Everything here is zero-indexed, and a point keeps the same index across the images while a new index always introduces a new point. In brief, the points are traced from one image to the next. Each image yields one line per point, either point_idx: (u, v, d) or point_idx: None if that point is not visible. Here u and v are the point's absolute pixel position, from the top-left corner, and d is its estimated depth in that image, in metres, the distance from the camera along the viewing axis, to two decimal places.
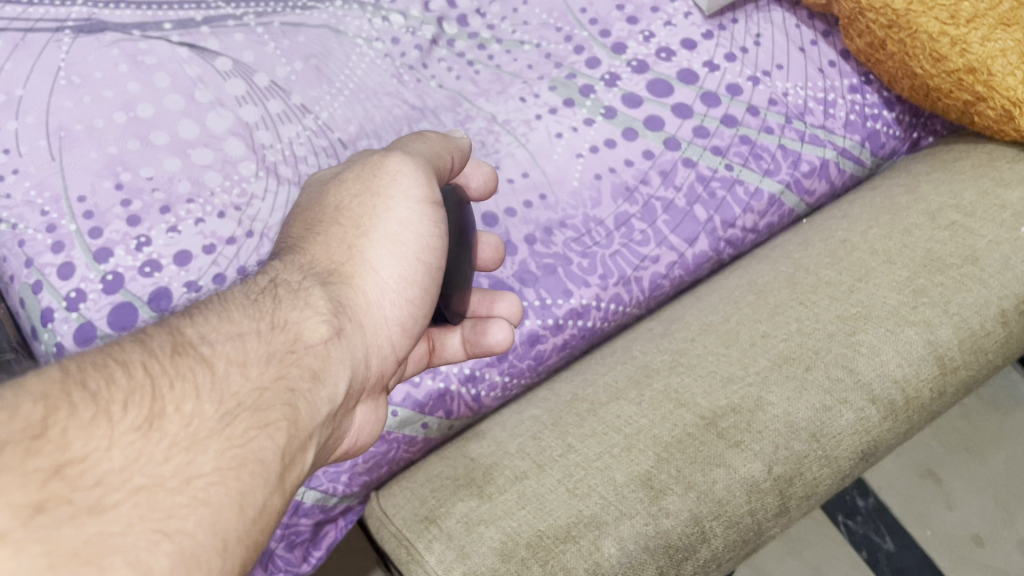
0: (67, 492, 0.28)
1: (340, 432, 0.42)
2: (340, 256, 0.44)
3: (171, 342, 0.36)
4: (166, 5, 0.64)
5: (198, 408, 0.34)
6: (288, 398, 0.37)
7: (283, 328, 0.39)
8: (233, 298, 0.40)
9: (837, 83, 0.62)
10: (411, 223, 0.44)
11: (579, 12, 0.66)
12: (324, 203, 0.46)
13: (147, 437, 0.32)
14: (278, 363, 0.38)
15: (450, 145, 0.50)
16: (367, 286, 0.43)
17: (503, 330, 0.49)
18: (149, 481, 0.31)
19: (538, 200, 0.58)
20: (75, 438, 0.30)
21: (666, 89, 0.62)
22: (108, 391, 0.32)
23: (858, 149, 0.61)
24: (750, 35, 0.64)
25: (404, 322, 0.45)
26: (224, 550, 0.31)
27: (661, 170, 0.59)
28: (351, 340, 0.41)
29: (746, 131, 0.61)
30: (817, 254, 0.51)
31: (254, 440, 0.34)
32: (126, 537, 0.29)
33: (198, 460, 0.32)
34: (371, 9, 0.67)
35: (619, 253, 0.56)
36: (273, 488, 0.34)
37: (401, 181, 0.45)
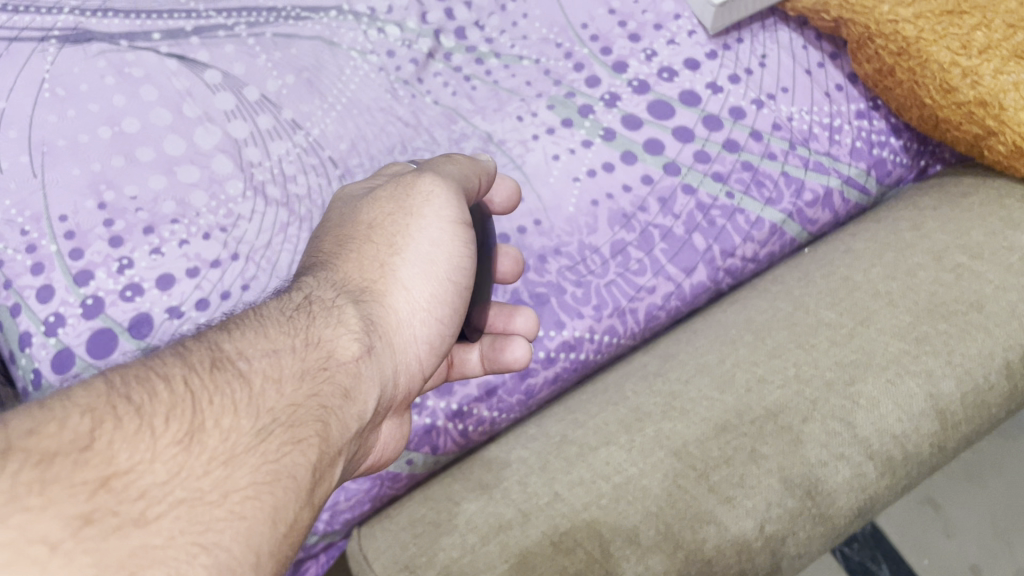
0: (112, 504, 0.28)
1: (364, 449, 0.41)
2: (372, 272, 0.42)
3: (209, 356, 0.35)
4: (156, 14, 0.62)
5: (236, 422, 0.33)
6: (320, 416, 0.36)
7: (317, 345, 0.38)
8: (267, 313, 0.38)
9: (844, 108, 0.61)
10: (443, 244, 0.43)
11: (579, 28, 0.65)
12: (355, 219, 0.45)
13: (188, 451, 0.31)
14: (311, 380, 0.36)
15: (477, 167, 0.49)
16: (398, 304, 0.42)
17: (523, 347, 0.48)
18: (190, 494, 0.30)
19: (532, 226, 0.56)
20: (121, 451, 0.29)
21: (668, 111, 0.60)
22: (152, 404, 0.32)
23: (863, 177, 0.60)
24: (755, 56, 0.62)
25: (432, 342, 0.43)
26: (258, 564, 0.30)
27: (660, 196, 0.58)
28: (382, 360, 0.40)
29: (749, 157, 0.59)
30: (818, 292, 0.50)
31: (289, 455, 0.33)
32: (167, 549, 0.28)
33: (235, 474, 0.31)
34: (366, 19, 0.65)
35: (614, 283, 0.55)
36: (305, 503, 0.33)
37: (435, 202, 0.44)
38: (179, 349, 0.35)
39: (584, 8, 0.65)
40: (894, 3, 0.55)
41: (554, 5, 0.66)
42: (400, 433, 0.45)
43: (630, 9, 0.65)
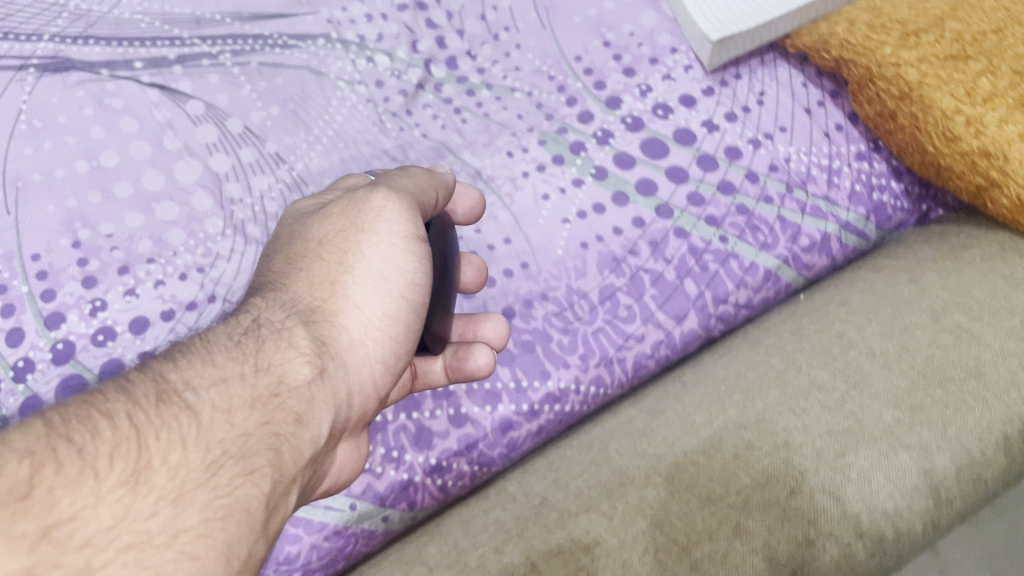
0: (55, 556, 0.27)
1: (320, 472, 0.40)
2: (324, 291, 0.41)
3: (155, 390, 0.34)
4: (138, 41, 0.60)
5: (184, 458, 0.32)
6: (273, 443, 0.35)
7: (267, 370, 0.37)
8: (214, 339, 0.37)
9: (843, 149, 0.59)
10: (396, 260, 0.42)
11: (573, 60, 0.63)
12: (306, 236, 0.44)
13: (134, 492, 0.30)
14: (262, 407, 0.36)
15: (436, 179, 0.48)
16: (351, 323, 0.41)
17: (487, 355, 0.48)
18: (136, 539, 0.29)
19: (519, 269, 0.55)
20: (62, 497, 0.29)
21: (661, 150, 0.59)
22: (93, 443, 0.31)
23: (863, 222, 0.58)
24: (754, 92, 0.61)
25: (388, 360, 0.43)
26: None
27: (651, 240, 0.56)
28: (335, 381, 0.39)
29: (744, 200, 0.57)
30: (809, 349, 0.48)
31: (240, 489, 0.33)
32: None
33: (184, 513, 0.31)
34: (355, 48, 0.63)
35: (602, 330, 0.53)
36: (259, 536, 0.33)
37: (387, 217, 0.43)
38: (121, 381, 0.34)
39: (579, 40, 0.63)
40: (897, 45, 0.53)
41: (548, 36, 0.64)
42: (357, 454, 0.44)
43: (626, 42, 0.63)
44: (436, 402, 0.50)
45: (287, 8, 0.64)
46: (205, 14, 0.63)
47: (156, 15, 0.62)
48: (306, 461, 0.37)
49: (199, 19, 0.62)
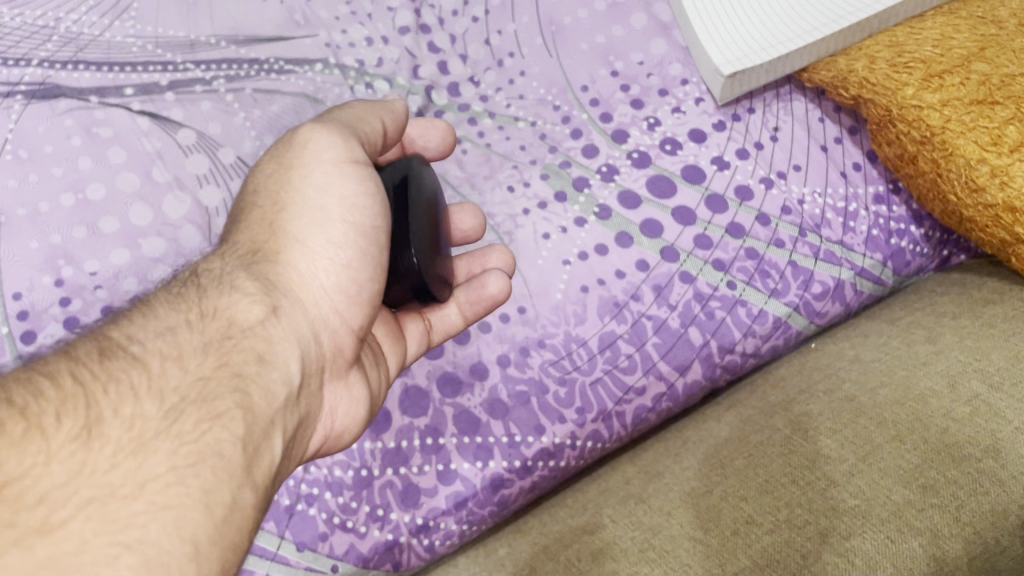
0: (9, 516, 0.29)
1: (308, 412, 0.40)
2: (265, 236, 0.42)
3: (99, 351, 0.35)
4: (130, 67, 0.59)
5: (138, 409, 0.33)
6: (236, 385, 0.36)
7: (213, 315, 0.38)
8: (153, 298, 0.38)
9: (861, 191, 0.56)
10: (333, 186, 0.42)
11: (579, 90, 0.60)
12: (248, 192, 0.45)
13: (87, 447, 0.31)
14: (216, 351, 0.36)
15: (379, 107, 0.48)
16: (298, 261, 0.41)
17: (500, 281, 0.50)
18: (98, 492, 0.30)
19: (516, 314, 0.53)
20: (9, 457, 0.30)
21: (669, 189, 0.56)
22: (39, 404, 0.32)
23: (879, 268, 0.55)
24: (767, 128, 0.58)
25: (350, 292, 0.42)
26: (196, 552, 0.31)
27: (655, 284, 0.54)
28: (292, 318, 0.40)
29: (754, 243, 0.55)
30: (816, 411, 0.46)
31: (209, 432, 0.33)
32: (81, 556, 0.29)
33: (147, 463, 0.31)
34: (354, 74, 0.61)
35: (601, 382, 0.51)
36: (241, 481, 0.33)
37: (314, 147, 0.43)
38: (67, 351, 0.35)
39: (586, 69, 0.61)
40: (919, 88, 0.51)
41: (553, 63, 0.61)
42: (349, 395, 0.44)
43: (634, 71, 0.60)
44: (425, 458, 0.48)
45: (285, 31, 0.62)
46: (199, 37, 0.61)
47: (149, 38, 0.60)
48: (275, 396, 0.37)
49: (193, 43, 0.60)
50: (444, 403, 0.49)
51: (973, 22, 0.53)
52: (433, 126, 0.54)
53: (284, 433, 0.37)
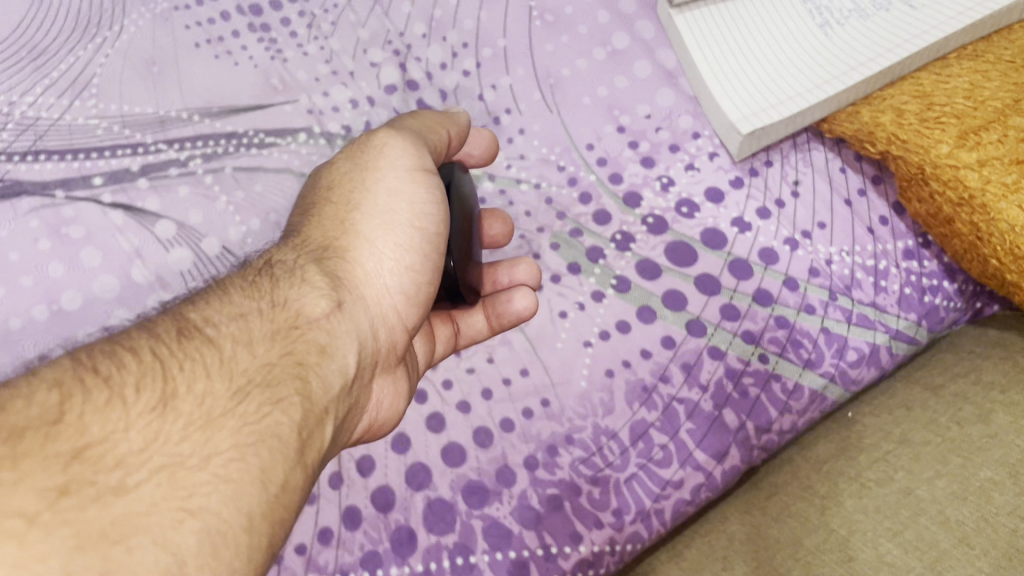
0: (89, 475, 0.31)
1: (359, 403, 0.43)
2: (335, 231, 0.46)
3: (174, 334, 0.38)
4: (97, 152, 0.54)
5: (210, 387, 0.36)
6: (298, 373, 0.39)
7: (284, 305, 0.41)
8: (231, 284, 0.42)
9: (890, 247, 0.53)
10: (401, 190, 0.47)
11: (585, 148, 0.57)
12: (319, 188, 0.48)
13: (162, 416, 0.34)
14: (284, 339, 0.40)
15: (445, 121, 0.52)
16: (365, 258, 0.45)
17: (525, 297, 0.51)
18: (168, 460, 0.33)
19: (540, 407, 0.49)
20: (92, 423, 0.33)
21: (689, 256, 0.53)
22: (121, 376, 0.35)
23: (914, 329, 0.52)
24: (787, 182, 0.55)
25: (407, 290, 0.46)
26: (249, 525, 0.33)
27: (684, 363, 0.51)
28: (353, 312, 0.43)
29: (784, 311, 0.52)
30: (870, 507, 0.44)
31: (269, 415, 0.36)
32: (150, 517, 0.31)
33: (214, 438, 0.34)
34: (341, 142, 0.57)
35: (636, 478, 0.48)
36: (294, 462, 0.36)
37: (388, 154, 0.48)
38: (147, 327, 0.38)
39: (590, 125, 0.57)
40: (955, 146, 0.49)
41: (554, 119, 0.57)
42: (397, 390, 0.47)
43: (642, 126, 0.57)
44: None
45: (261, 98, 0.57)
46: (169, 112, 0.56)
47: (114, 118, 0.55)
48: (333, 388, 0.40)
49: (163, 119, 0.55)
50: (471, 516, 0.46)
51: (1003, 68, 0.51)
52: (478, 135, 0.55)
53: (334, 422, 0.40)
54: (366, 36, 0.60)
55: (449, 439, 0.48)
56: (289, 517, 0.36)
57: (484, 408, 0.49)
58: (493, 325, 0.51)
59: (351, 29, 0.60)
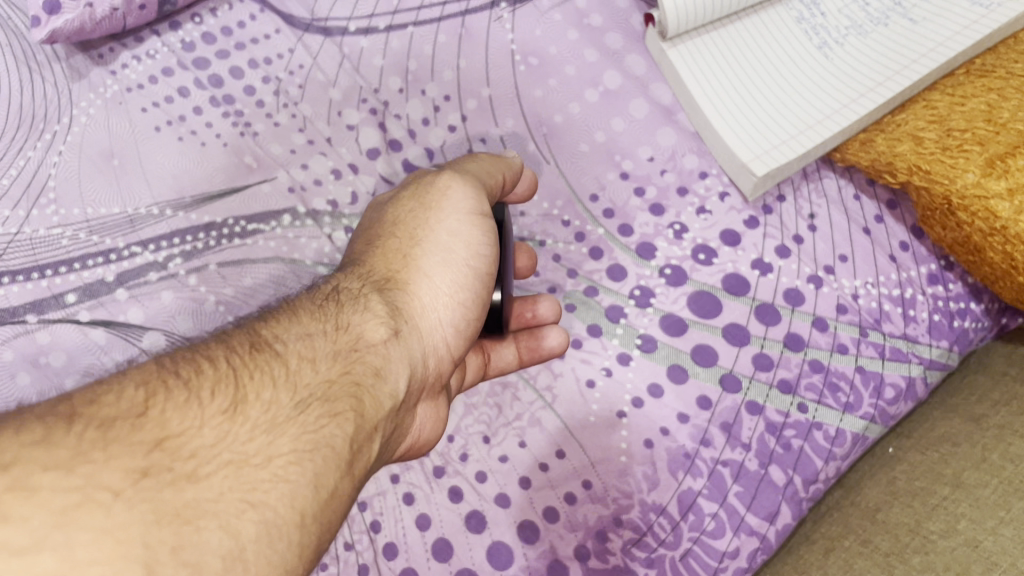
0: (167, 461, 0.29)
1: (402, 428, 0.41)
2: (396, 265, 0.43)
3: (247, 344, 0.36)
4: (66, 266, 0.50)
5: (276, 396, 0.34)
6: (355, 392, 0.36)
7: (345, 329, 0.38)
8: (298, 305, 0.39)
9: (914, 273, 0.52)
10: (462, 234, 0.44)
11: (588, 200, 0.54)
12: (379, 224, 0.46)
13: (233, 420, 0.32)
14: (344, 359, 0.37)
15: (502, 162, 0.49)
16: (424, 292, 0.42)
17: (558, 335, 0.49)
18: (236, 456, 0.31)
19: (582, 491, 0.47)
20: (173, 417, 0.31)
21: (712, 306, 0.51)
22: (198, 380, 0.33)
23: (947, 355, 0.50)
24: (802, 216, 0.53)
25: (458, 325, 0.43)
26: (302, 523, 0.31)
27: (723, 423, 0.48)
28: (409, 341, 0.40)
29: (816, 354, 0.49)
30: (938, 566, 0.42)
31: (326, 427, 0.34)
32: (218, 503, 0.29)
33: (276, 441, 0.32)
34: (329, 220, 0.52)
35: (691, 553, 0.45)
36: (345, 473, 0.34)
37: (453, 197, 0.45)
38: (222, 339, 0.36)
39: (591, 173, 0.54)
40: (981, 174, 0.47)
41: (553, 171, 0.54)
42: (437, 418, 0.46)
43: (646, 170, 0.54)
44: None
45: (235, 180, 0.53)
46: (138, 209, 0.52)
47: (80, 224, 0.51)
48: (385, 412, 0.37)
49: (132, 218, 0.51)
50: None
51: (1020, 83, 0.50)
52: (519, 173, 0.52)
53: (381, 442, 0.37)
54: (338, 97, 0.56)
55: (493, 539, 0.46)
56: (332, 525, 0.33)
57: (525, 499, 0.47)
58: (522, 358, 0.49)
59: (321, 90, 0.56)
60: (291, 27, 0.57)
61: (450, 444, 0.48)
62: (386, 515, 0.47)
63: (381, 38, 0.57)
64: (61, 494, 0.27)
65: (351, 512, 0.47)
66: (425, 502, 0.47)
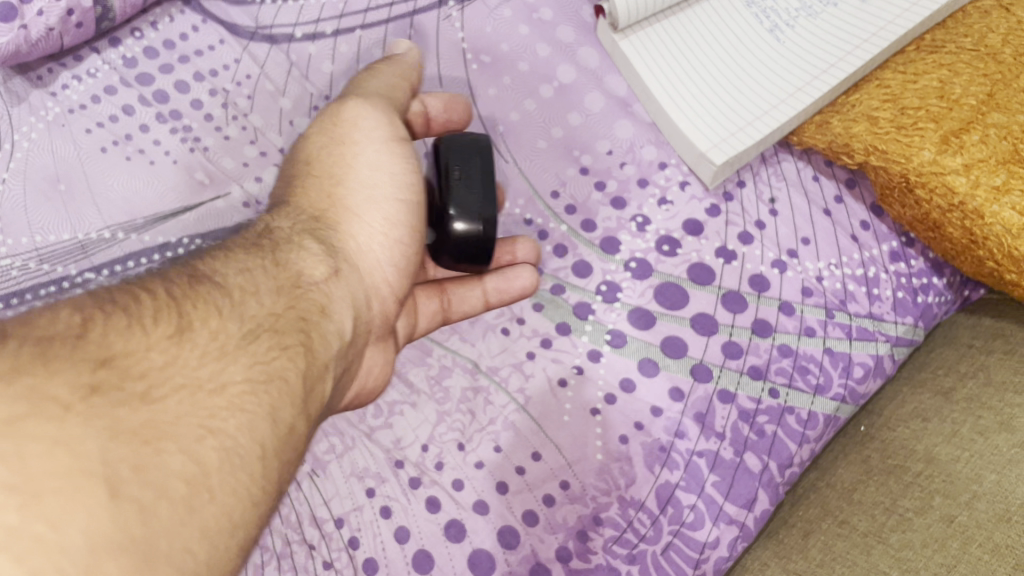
0: (116, 380, 0.29)
1: (355, 366, 0.43)
2: (324, 206, 0.45)
3: (187, 276, 0.36)
4: (18, 297, 0.49)
5: (223, 325, 0.34)
6: (302, 326, 0.37)
7: (285, 267, 0.39)
8: (230, 246, 0.40)
9: (876, 252, 0.52)
10: (383, 165, 0.45)
11: (549, 197, 0.53)
12: (300, 159, 0.47)
13: (181, 345, 0.32)
14: (288, 295, 0.38)
15: (404, 66, 0.50)
16: (357, 233, 0.44)
17: (525, 275, 0.50)
18: (189, 379, 0.31)
19: (560, 492, 0.47)
20: (116, 339, 0.31)
21: (680, 297, 0.50)
22: (139, 308, 0.33)
23: (913, 331, 0.51)
24: (763, 201, 0.53)
25: (397, 263, 0.46)
26: (263, 454, 0.32)
27: (696, 414, 0.48)
28: (350, 281, 0.42)
29: (785, 338, 0.49)
30: (916, 543, 0.42)
31: (277, 359, 0.35)
32: (176, 427, 0.29)
33: (229, 368, 0.33)
34: None
35: (672, 547, 0.45)
36: (300, 405, 0.35)
37: (364, 126, 0.46)
38: (156, 274, 0.36)
39: (551, 170, 0.54)
40: (936, 152, 0.48)
41: (512, 169, 0.54)
42: (385, 358, 0.48)
43: (605, 164, 0.54)
44: None
45: (188, 198, 0.51)
46: (89, 234, 0.50)
47: (29, 253, 0.50)
48: (335, 347, 0.39)
49: (84, 243, 0.50)
50: None
51: (969, 58, 0.51)
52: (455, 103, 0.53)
53: (334, 376, 0.39)
54: (289, 105, 0.54)
55: (474, 547, 0.46)
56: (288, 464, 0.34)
57: (503, 505, 0.46)
58: (485, 300, 0.51)
59: (271, 99, 0.54)
60: (235, 37, 0.56)
61: (425, 453, 0.48)
62: (364, 530, 0.46)
63: (329, 43, 0.56)
64: (9, 403, 0.26)
65: (328, 530, 0.46)
66: (402, 515, 0.46)
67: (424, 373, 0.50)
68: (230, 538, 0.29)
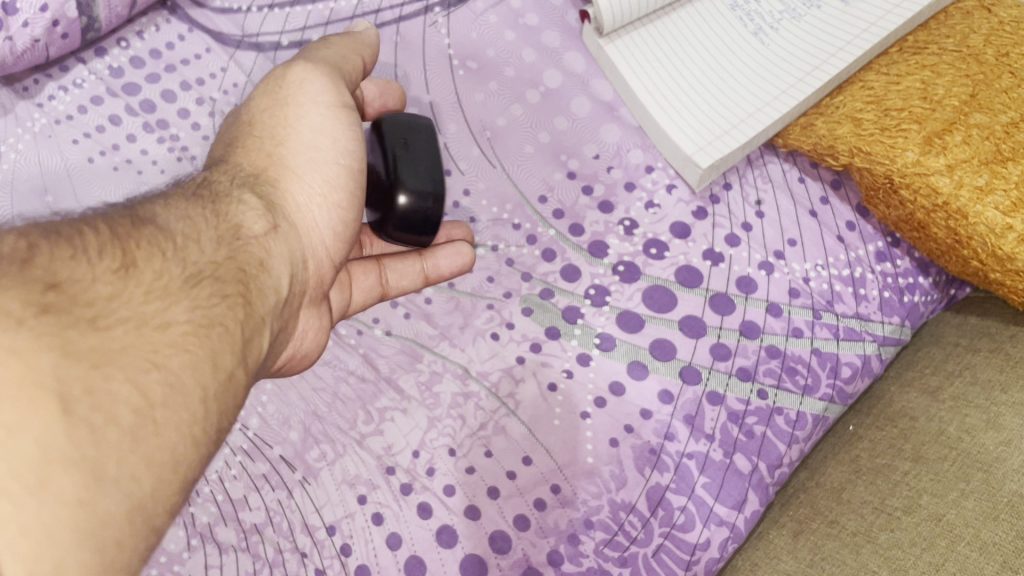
0: (64, 304, 0.29)
1: (285, 331, 0.40)
2: (263, 163, 0.41)
3: (129, 218, 0.34)
4: None
5: (167, 266, 0.33)
6: (241, 278, 0.35)
7: (223, 219, 0.37)
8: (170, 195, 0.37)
9: (862, 253, 0.52)
10: (327, 128, 0.42)
11: (537, 202, 0.53)
12: (240, 123, 0.44)
13: (125, 280, 0.31)
14: (227, 246, 0.36)
15: (355, 42, 0.48)
16: (297, 192, 0.41)
17: (465, 252, 0.51)
18: (135, 314, 0.30)
19: (551, 496, 0.47)
20: (63, 266, 0.30)
21: (668, 300, 0.51)
22: (83, 240, 0.32)
23: (900, 331, 0.51)
24: (749, 203, 0.53)
25: (336, 227, 0.43)
26: (205, 396, 0.30)
27: (685, 416, 0.48)
28: (289, 238, 0.39)
29: (772, 339, 0.50)
30: (904, 541, 0.43)
31: (216, 307, 0.33)
32: (122, 355, 0.29)
33: (171, 309, 0.31)
34: None
35: (663, 549, 0.46)
36: (238, 356, 0.33)
37: (310, 89, 0.43)
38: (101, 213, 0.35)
39: (539, 175, 0.54)
40: (920, 152, 0.48)
41: (500, 174, 0.54)
42: (320, 326, 0.46)
43: (592, 169, 0.54)
44: None
45: None
46: None
47: None
48: (271, 306, 0.37)
49: None
50: None
51: (951, 59, 0.51)
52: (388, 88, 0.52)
53: (269, 337, 0.36)
54: None
55: (465, 552, 0.46)
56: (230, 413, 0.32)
57: (494, 509, 0.46)
58: (423, 276, 0.51)
59: None
60: (222, 45, 0.56)
61: (415, 459, 0.48)
62: (355, 537, 0.46)
63: None
64: None
65: (319, 538, 0.47)
66: (394, 521, 0.46)
67: (414, 379, 0.50)
68: (175, 474, 0.29)
